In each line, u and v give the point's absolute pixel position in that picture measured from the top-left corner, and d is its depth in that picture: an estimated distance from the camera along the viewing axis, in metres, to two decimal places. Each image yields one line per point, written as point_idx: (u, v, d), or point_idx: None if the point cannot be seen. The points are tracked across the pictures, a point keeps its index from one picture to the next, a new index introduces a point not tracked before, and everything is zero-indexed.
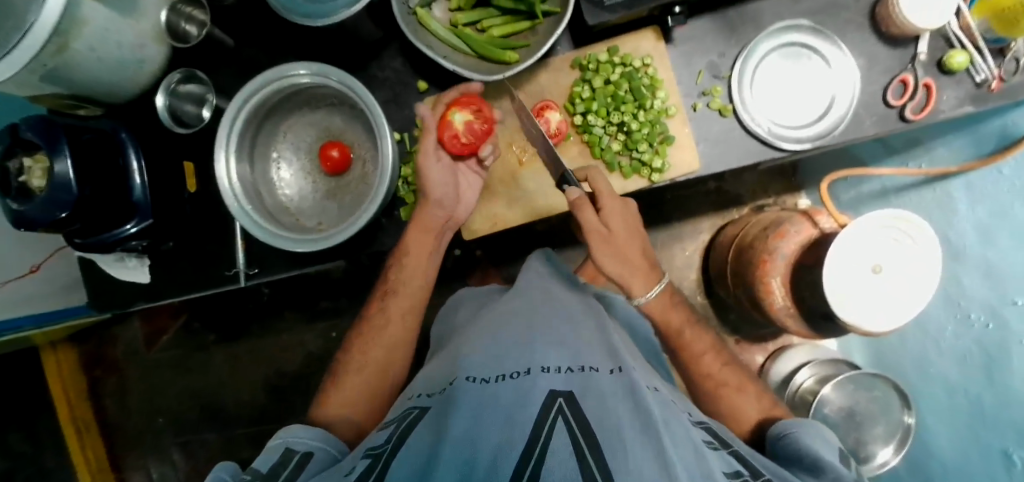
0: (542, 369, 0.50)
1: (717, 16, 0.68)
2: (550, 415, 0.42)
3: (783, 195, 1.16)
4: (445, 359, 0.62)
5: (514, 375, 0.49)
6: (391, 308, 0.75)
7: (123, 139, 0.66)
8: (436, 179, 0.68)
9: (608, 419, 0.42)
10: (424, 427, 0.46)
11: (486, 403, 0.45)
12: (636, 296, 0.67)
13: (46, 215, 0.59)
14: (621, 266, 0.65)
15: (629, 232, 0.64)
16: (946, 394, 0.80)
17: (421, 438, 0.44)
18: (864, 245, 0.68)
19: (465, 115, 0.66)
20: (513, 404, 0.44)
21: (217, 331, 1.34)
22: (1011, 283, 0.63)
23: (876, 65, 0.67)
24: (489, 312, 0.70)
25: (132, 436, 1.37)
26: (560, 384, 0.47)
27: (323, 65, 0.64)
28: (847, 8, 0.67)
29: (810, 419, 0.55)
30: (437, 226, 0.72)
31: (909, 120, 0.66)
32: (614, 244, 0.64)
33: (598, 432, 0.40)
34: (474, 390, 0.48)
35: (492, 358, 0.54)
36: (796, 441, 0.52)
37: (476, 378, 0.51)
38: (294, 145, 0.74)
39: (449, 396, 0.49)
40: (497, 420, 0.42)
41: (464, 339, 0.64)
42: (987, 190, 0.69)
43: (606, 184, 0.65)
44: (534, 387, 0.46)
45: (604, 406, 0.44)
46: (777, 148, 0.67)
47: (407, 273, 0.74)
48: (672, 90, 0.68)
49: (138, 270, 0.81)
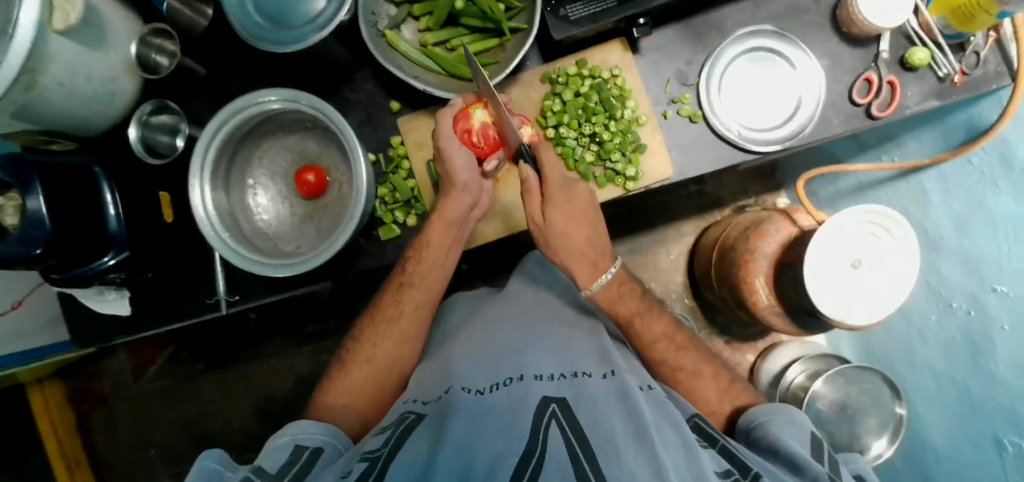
0: (535, 376, 0.50)
1: (682, 25, 0.69)
2: (545, 421, 0.42)
3: (762, 195, 1.18)
4: (435, 366, 0.62)
5: (507, 383, 0.49)
6: (406, 298, 0.69)
7: (97, 173, 0.66)
8: (459, 165, 0.65)
9: (602, 423, 0.42)
10: (420, 433, 0.45)
11: (482, 411, 0.45)
12: (582, 287, 0.64)
13: (19, 252, 0.58)
14: (567, 256, 0.63)
15: (570, 225, 0.62)
16: (935, 383, 0.80)
17: (418, 445, 0.43)
18: (841, 241, 0.69)
19: (485, 114, 0.65)
20: (508, 413, 0.44)
21: (206, 359, 1.33)
22: (990, 270, 0.64)
23: (840, 64, 0.69)
24: (478, 319, 0.69)
25: (124, 470, 1.34)
26: (552, 391, 0.47)
27: (293, 91, 0.64)
28: (807, 11, 0.69)
29: (783, 404, 0.55)
30: (459, 219, 0.67)
31: (876, 117, 0.67)
32: (551, 234, 0.63)
33: (594, 436, 0.40)
34: (470, 398, 0.47)
35: (487, 366, 0.54)
36: (765, 428, 0.51)
37: (470, 388, 0.50)
38: (270, 170, 0.74)
39: (444, 405, 0.48)
40: (494, 428, 0.42)
41: (454, 348, 0.63)
42: (957, 180, 0.70)
43: (558, 170, 0.62)
44: (528, 395, 0.46)
45: (597, 410, 0.44)
46: (748, 151, 0.68)
47: (424, 267, 0.68)
48: (642, 99, 0.69)
49: (118, 302, 0.79)
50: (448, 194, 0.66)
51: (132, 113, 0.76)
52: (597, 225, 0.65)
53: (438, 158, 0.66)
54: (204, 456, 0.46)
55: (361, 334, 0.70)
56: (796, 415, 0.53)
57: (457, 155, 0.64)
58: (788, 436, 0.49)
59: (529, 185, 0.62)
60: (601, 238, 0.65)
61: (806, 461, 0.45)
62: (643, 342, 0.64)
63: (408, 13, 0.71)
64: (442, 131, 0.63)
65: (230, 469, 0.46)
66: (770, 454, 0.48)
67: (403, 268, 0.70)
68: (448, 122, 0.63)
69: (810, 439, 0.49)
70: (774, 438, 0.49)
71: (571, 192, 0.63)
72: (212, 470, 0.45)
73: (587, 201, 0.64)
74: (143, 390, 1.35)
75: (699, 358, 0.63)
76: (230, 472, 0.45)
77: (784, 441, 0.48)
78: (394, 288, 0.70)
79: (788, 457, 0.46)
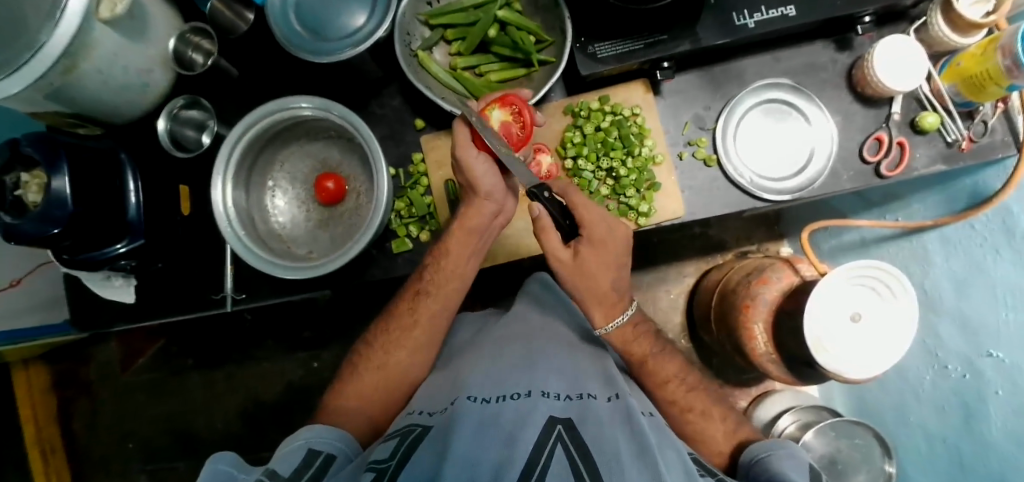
0: (542, 394, 0.51)
1: (702, 71, 0.72)
2: (549, 441, 0.43)
3: (765, 242, 1.19)
4: (442, 381, 0.62)
5: (515, 396, 0.50)
6: (420, 307, 0.69)
7: (122, 160, 0.67)
8: (478, 172, 0.62)
9: (605, 447, 0.43)
10: (425, 444, 0.46)
11: (488, 423, 0.45)
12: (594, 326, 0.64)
13: (37, 230, 0.59)
14: (588, 294, 0.61)
15: (599, 269, 0.59)
16: (927, 444, 0.81)
17: (425, 454, 0.44)
18: (841, 294, 0.70)
19: (502, 113, 0.65)
20: (513, 427, 0.45)
21: (196, 356, 1.32)
22: (986, 335, 0.65)
23: (852, 123, 0.71)
24: (487, 336, 0.69)
25: (100, 461, 1.32)
26: (558, 410, 0.48)
27: (324, 100, 0.66)
28: (824, 69, 0.71)
29: (782, 438, 0.55)
30: (482, 227, 0.66)
31: (884, 176, 0.69)
32: (580, 275, 0.59)
33: (598, 459, 0.41)
34: (477, 408, 0.48)
35: (493, 381, 0.55)
36: (768, 463, 0.52)
37: (477, 398, 0.51)
38: (290, 174, 0.76)
39: (450, 416, 0.48)
40: (499, 441, 0.43)
41: (461, 363, 0.64)
42: (959, 244, 0.72)
43: (586, 210, 0.58)
44: (534, 411, 0.47)
45: (602, 433, 0.45)
46: (758, 198, 0.70)
47: (440, 276, 0.68)
48: (659, 139, 0.71)
49: (123, 290, 0.79)
50: (471, 204, 0.65)
51: (161, 106, 0.78)
52: (626, 269, 0.62)
53: (458, 169, 0.64)
54: (214, 459, 0.47)
55: (377, 341, 0.70)
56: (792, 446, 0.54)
57: (475, 162, 0.61)
58: (788, 467, 0.50)
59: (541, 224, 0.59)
60: (625, 279, 0.63)
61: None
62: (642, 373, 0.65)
63: (441, 36, 0.74)
64: (460, 139, 0.61)
65: (241, 472, 0.47)
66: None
67: (421, 277, 0.70)
68: (464, 136, 0.61)
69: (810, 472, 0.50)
70: (775, 471, 0.50)
71: (604, 234, 0.58)
72: (224, 471, 0.46)
73: (623, 244, 0.60)
74: (130, 380, 1.34)
75: (703, 405, 0.63)
76: (240, 473, 0.47)
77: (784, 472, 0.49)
78: (409, 296, 0.70)
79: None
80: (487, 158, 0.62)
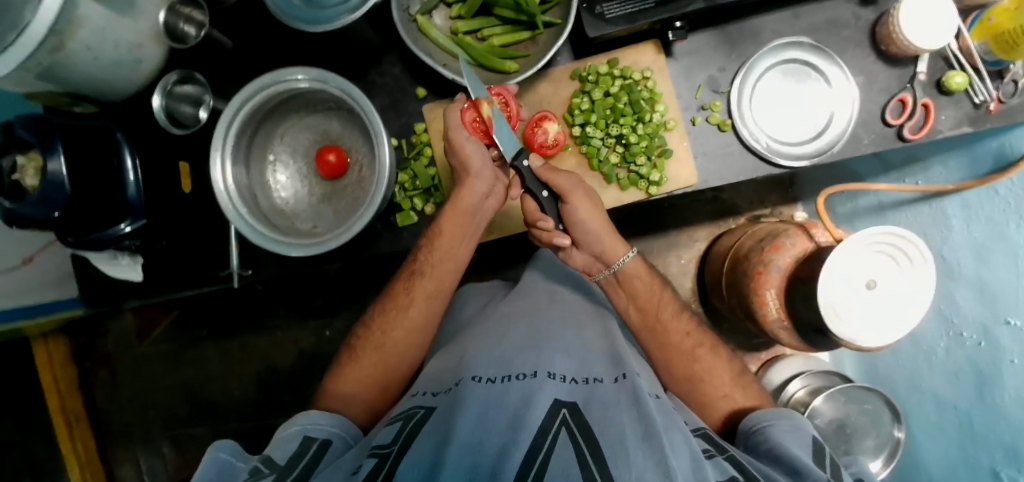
0: (549, 375, 0.50)
1: (717, 31, 0.68)
2: (554, 424, 0.42)
3: (780, 206, 1.17)
4: (450, 356, 0.61)
5: (520, 376, 0.50)
6: (416, 287, 0.68)
7: (119, 139, 0.65)
8: (470, 151, 0.62)
9: (611, 427, 0.43)
10: (432, 425, 0.45)
11: (493, 403, 0.45)
12: (614, 258, 0.64)
13: (39, 214, 0.58)
14: (601, 224, 0.63)
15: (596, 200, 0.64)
16: (940, 412, 0.81)
17: (428, 438, 0.43)
18: (859, 262, 0.69)
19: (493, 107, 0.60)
20: (518, 407, 0.44)
21: (210, 327, 1.34)
22: (1005, 304, 0.64)
23: (875, 83, 0.67)
24: (496, 311, 0.69)
25: (122, 429, 1.36)
26: (564, 393, 0.47)
27: (321, 71, 0.63)
28: (846, 26, 0.67)
29: (785, 408, 0.55)
30: (473, 209, 0.66)
31: (907, 140, 0.66)
32: (591, 196, 0.64)
33: (603, 442, 0.41)
34: (482, 389, 0.47)
35: (498, 359, 0.54)
36: (768, 433, 0.51)
37: (482, 378, 0.50)
38: (291, 148, 0.74)
39: (454, 397, 0.48)
40: (504, 424, 0.42)
41: (467, 341, 0.63)
42: (984, 209, 0.70)
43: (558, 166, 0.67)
44: (540, 391, 0.47)
45: (608, 416, 0.44)
46: (774, 165, 0.67)
47: (436, 256, 0.67)
48: (671, 104, 0.68)
49: (130, 269, 0.78)
50: (464, 183, 0.65)
51: (156, 81, 0.76)
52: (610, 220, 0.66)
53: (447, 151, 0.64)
54: (215, 447, 0.48)
55: (373, 321, 0.69)
56: (797, 418, 0.53)
57: (467, 144, 0.62)
58: (784, 440, 0.49)
59: (547, 168, 0.63)
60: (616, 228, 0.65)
61: (807, 469, 0.44)
62: (659, 338, 0.64)
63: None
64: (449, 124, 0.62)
65: (241, 461, 0.47)
66: (771, 461, 0.48)
67: (415, 258, 0.69)
68: (454, 116, 0.62)
69: (811, 443, 0.49)
70: (775, 443, 0.49)
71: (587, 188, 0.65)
72: (225, 460, 0.46)
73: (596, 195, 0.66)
74: (147, 353, 1.36)
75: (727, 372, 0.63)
76: (241, 463, 0.47)
77: (786, 447, 0.48)
78: (405, 276, 0.69)
79: (790, 459, 0.46)
80: (477, 143, 0.63)
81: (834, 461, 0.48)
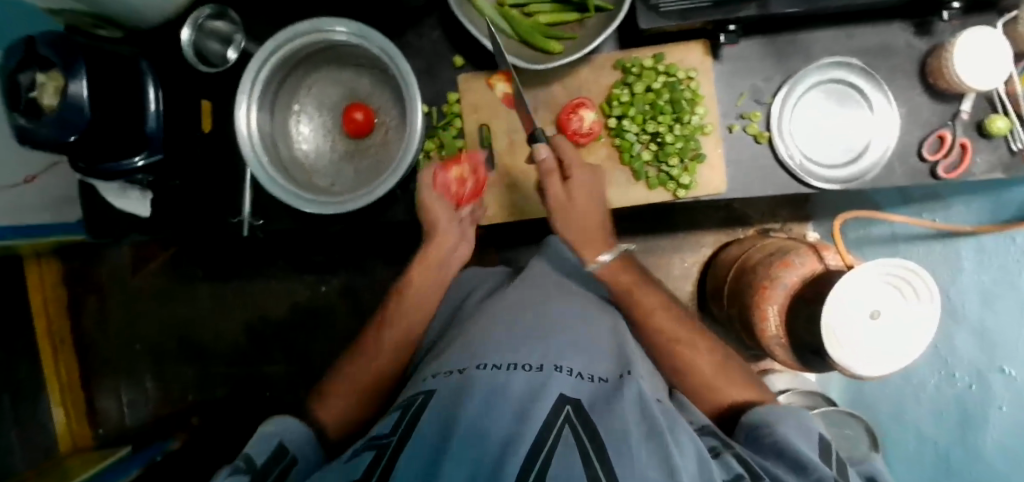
0: (556, 369, 0.50)
1: (768, 39, 0.66)
2: (558, 420, 0.42)
3: (790, 222, 1.17)
4: (453, 345, 0.61)
5: (527, 367, 0.50)
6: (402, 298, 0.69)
7: (143, 68, 0.63)
8: (440, 213, 0.67)
9: (615, 425, 0.43)
10: (433, 415, 0.45)
11: (497, 393, 0.45)
12: (586, 260, 0.66)
13: (55, 136, 0.56)
14: (580, 229, 0.65)
15: (587, 202, 0.64)
16: (920, 445, 0.83)
17: (431, 426, 0.43)
18: (870, 291, 0.67)
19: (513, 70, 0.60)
20: (522, 399, 0.44)
21: (205, 268, 1.33)
22: (1004, 352, 0.69)
23: (916, 116, 0.67)
24: (499, 301, 0.68)
25: (107, 358, 1.36)
26: (569, 389, 0.47)
27: (362, 26, 0.61)
28: (897, 53, 0.66)
29: (786, 403, 0.55)
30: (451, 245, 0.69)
31: (941, 177, 0.65)
32: (574, 210, 0.64)
33: (608, 439, 0.41)
34: (487, 379, 0.47)
35: (503, 346, 0.54)
36: (773, 428, 0.51)
37: (488, 365, 0.50)
38: (317, 100, 0.72)
39: (458, 387, 0.48)
40: (509, 415, 0.42)
41: (471, 329, 0.62)
42: (997, 255, 0.71)
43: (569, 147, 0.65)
44: (546, 387, 0.46)
45: (614, 414, 0.44)
46: (805, 184, 0.67)
47: (418, 281, 0.70)
48: (711, 108, 0.67)
49: (138, 202, 0.78)
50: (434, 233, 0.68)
51: (186, 12, 0.74)
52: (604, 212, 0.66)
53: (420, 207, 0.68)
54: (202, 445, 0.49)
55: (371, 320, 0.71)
56: (807, 417, 0.54)
57: (439, 207, 0.67)
58: (792, 435, 0.49)
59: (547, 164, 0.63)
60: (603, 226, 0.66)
61: (814, 465, 0.45)
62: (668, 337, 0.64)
63: None
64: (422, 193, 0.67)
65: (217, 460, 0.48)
66: (775, 455, 0.48)
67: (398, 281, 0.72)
68: (426, 182, 0.67)
69: (816, 440, 0.50)
70: (779, 437, 0.49)
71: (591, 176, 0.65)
72: None
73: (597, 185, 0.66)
74: (140, 286, 1.36)
75: None
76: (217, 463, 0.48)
77: (793, 443, 0.48)
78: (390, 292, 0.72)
79: (798, 456, 0.46)
80: (447, 205, 0.68)
81: (839, 461, 0.48)
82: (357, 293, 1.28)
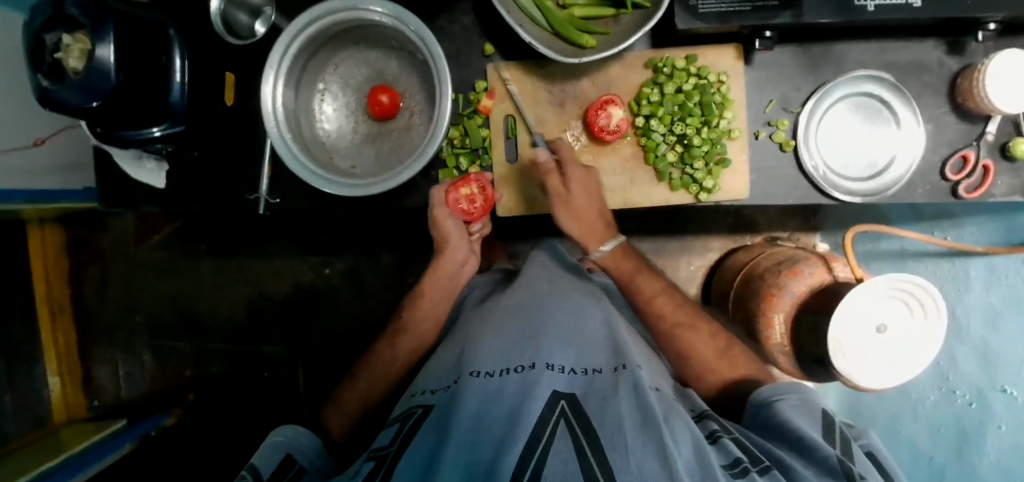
0: (547, 366, 0.51)
1: (802, 48, 0.66)
2: (552, 417, 0.43)
3: (798, 232, 1.17)
4: (451, 348, 0.62)
5: (519, 369, 0.50)
6: (410, 317, 0.78)
7: (171, 36, 0.63)
8: (450, 229, 0.73)
9: (609, 415, 0.43)
10: (428, 426, 0.46)
11: (490, 398, 0.46)
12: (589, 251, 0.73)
13: (79, 101, 0.56)
14: (582, 226, 0.70)
15: (589, 198, 0.68)
16: (916, 459, 0.85)
17: (427, 436, 0.45)
18: (877, 303, 0.68)
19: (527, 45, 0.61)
20: (517, 398, 0.45)
21: (209, 243, 1.33)
22: (1008, 372, 0.73)
23: (942, 135, 0.66)
24: (498, 300, 0.69)
25: (105, 327, 1.37)
26: (563, 385, 0.48)
27: (397, 7, 0.61)
28: (929, 71, 0.66)
29: (793, 381, 0.58)
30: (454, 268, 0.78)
31: (961, 197, 0.65)
32: (574, 207, 0.68)
33: (601, 431, 0.41)
34: (479, 384, 0.48)
35: (497, 351, 0.54)
36: (778, 408, 0.54)
37: (480, 373, 0.50)
38: (342, 80, 0.72)
39: (453, 394, 0.48)
40: (503, 417, 0.43)
41: (470, 330, 0.63)
42: (1009, 277, 0.74)
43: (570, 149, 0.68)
44: (537, 384, 0.47)
45: (608, 405, 0.45)
46: (827, 195, 0.67)
47: (423, 306, 0.78)
48: (739, 113, 0.67)
49: (155, 173, 0.77)
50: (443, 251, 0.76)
51: None
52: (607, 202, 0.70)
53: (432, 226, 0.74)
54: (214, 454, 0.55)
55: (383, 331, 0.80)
56: (812, 397, 0.56)
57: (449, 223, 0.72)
58: (796, 416, 0.52)
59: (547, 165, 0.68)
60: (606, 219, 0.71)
61: (818, 444, 0.47)
62: (683, 340, 0.69)
63: None
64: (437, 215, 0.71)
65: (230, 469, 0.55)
66: (782, 435, 0.51)
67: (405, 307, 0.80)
68: (438, 200, 0.69)
69: (820, 420, 0.52)
70: (784, 417, 0.52)
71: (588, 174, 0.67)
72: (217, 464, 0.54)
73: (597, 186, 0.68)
74: (143, 257, 1.35)
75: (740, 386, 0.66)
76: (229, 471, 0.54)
77: (795, 422, 0.51)
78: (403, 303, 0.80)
79: (801, 435, 0.49)
80: (457, 222, 0.72)
81: (842, 436, 0.51)
82: (361, 276, 1.29)
